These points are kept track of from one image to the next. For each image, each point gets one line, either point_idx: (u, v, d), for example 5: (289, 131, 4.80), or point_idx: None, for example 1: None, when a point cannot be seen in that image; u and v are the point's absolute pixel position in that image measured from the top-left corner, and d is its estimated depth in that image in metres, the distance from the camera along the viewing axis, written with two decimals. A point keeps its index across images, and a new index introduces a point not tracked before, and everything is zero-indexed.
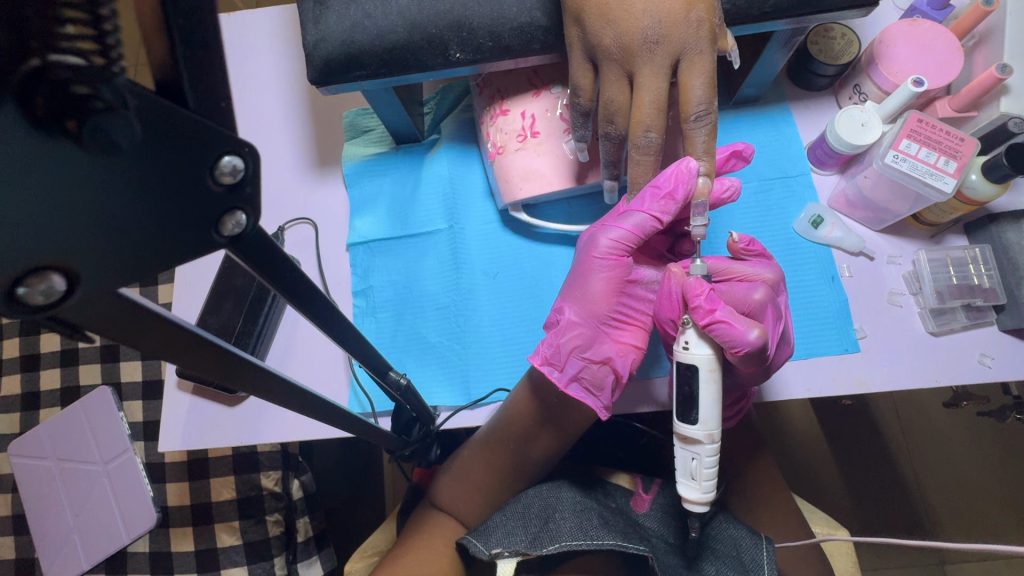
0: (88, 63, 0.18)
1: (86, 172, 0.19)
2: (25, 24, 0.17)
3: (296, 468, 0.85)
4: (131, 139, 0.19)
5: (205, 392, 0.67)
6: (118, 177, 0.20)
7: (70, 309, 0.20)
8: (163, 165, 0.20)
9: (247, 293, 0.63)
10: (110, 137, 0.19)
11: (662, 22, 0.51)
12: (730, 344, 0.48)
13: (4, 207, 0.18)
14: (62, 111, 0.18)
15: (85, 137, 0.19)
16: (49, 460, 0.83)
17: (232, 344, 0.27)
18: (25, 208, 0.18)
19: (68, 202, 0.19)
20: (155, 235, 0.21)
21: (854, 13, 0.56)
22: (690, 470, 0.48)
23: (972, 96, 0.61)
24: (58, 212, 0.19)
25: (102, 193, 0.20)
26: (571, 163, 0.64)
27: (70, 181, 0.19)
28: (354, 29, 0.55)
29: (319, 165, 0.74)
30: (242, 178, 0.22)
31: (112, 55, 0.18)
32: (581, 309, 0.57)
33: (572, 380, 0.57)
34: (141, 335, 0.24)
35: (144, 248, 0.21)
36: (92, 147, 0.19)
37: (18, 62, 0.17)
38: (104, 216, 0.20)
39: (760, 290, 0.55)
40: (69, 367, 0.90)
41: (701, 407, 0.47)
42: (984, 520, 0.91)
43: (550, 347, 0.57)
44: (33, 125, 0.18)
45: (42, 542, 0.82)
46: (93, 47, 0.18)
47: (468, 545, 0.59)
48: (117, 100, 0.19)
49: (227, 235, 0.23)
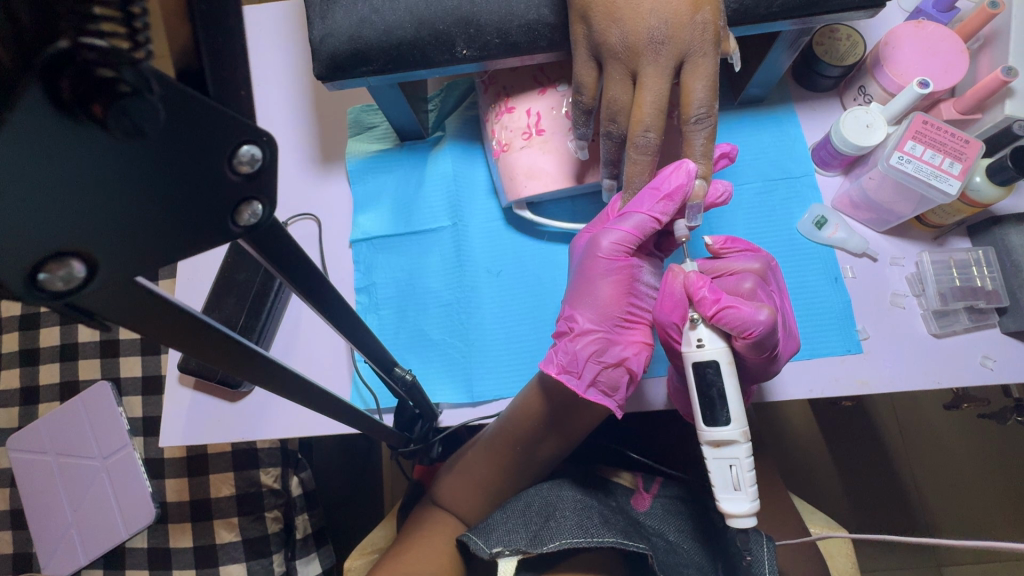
0: (112, 46, 0.17)
1: (111, 160, 0.19)
2: (56, 6, 0.16)
3: (295, 465, 0.85)
4: (156, 127, 0.19)
5: (206, 387, 0.67)
6: (140, 163, 0.20)
7: (86, 298, 0.20)
8: (185, 153, 0.20)
9: (250, 289, 0.63)
10: (134, 120, 0.19)
11: (669, 22, 0.51)
12: (738, 333, 0.48)
13: (23, 189, 0.18)
14: (89, 95, 0.18)
15: (110, 122, 0.18)
16: (47, 454, 0.83)
17: (242, 336, 0.27)
18: (45, 193, 0.18)
19: (88, 187, 0.19)
20: (173, 224, 0.21)
21: (861, 15, 0.56)
22: (732, 480, 0.47)
23: (976, 99, 0.61)
24: (81, 198, 0.19)
25: (121, 178, 0.20)
26: (575, 161, 0.64)
27: (92, 169, 0.19)
28: (361, 24, 0.55)
29: (323, 161, 0.74)
30: (260, 167, 0.22)
31: (138, 38, 0.18)
32: (594, 314, 0.58)
33: (590, 385, 0.56)
34: (151, 323, 0.23)
35: (160, 236, 0.21)
36: (117, 131, 0.19)
37: (44, 45, 0.17)
38: (123, 203, 0.20)
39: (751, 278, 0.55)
40: (69, 361, 0.89)
41: (730, 404, 0.46)
42: (982, 522, 0.91)
43: (565, 355, 0.57)
44: (59, 109, 0.18)
45: (39, 537, 0.82)
46: (120, 30, 0.17)
47: (468, 542, 0.58)
48: (140, 84, 0.18)
49: (243, 225, 0.23)
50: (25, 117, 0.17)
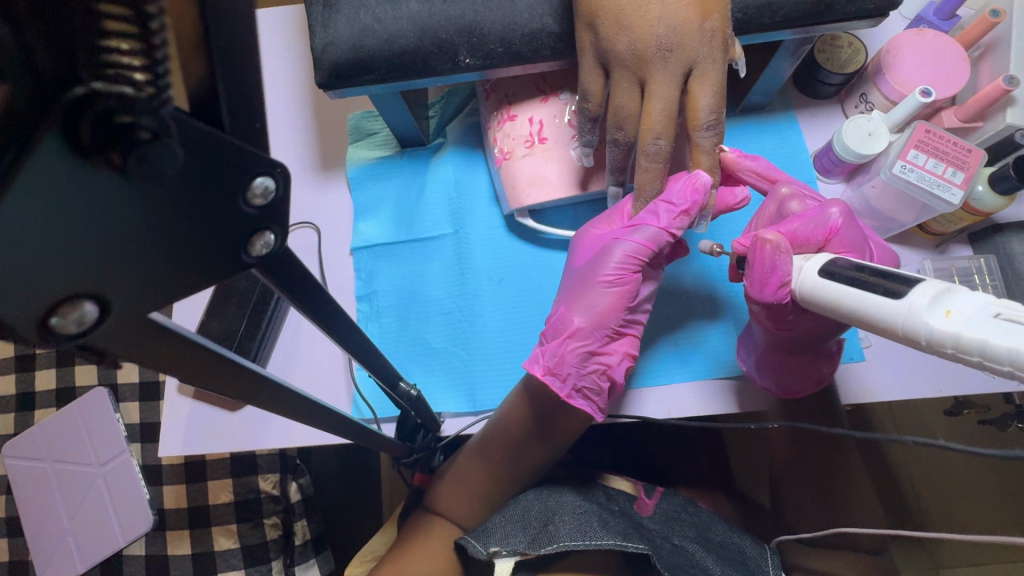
0: (135, 93, 0.17)
1: (126, 200, 0.19)
2: (76, 52, 0.16)
3: (293, 471, 0.84)
4: (175, 169, 0.19)
5: (206, 396, 0.66)
6: (158, 202, 0.20)
7: (100, 338, 0.21)
8: (201, 189, 0.21)
9: (250, 297, 0.63)
10: (154, 165, 0.18)
11: (676, 31, 0.51)
12: (784, 290, 0.45)
13: (44, 233, 0.18)
14: (110, 141, 0.17)
15: (130, 168, 0.18)
16: (44, 461, 0.82)
17: (237, 354, 0.28)
18: (63, 235, 0.19)
19: (106, 229, 0.19)
20: (190, 256, 0.22)
21: (863, 24, 0.56)
22: None
23: (978, 107, 0.61)
24: (100, 238, 0.20)
25: (136, 220, 0.20)
26: (578, 169, 0.64)
27: (108, 210, 0.19)
28: (363, 33, 0.55)
29: (323, 168, 0.73)
30: (272, 198, 0.23)
31: (161, 81, 0.17)
32: (589, 319, 0.57)
33: (572, 391, 0.56)
34: (158, 355, 0.24)
35: (178, 269, 0.22)
36: (137, 176, 0.19)
37: (64, 91, 0.17)
38: (141, 243, 0.20)
39: (834, 207, 0.47)
40: (65, 367, 0.88)
41: None
42: (979, 526, 0.91)
43: (553, 358, 0.56)
44: (76, 152, 0.18)
45: (34, 544, 0.81)
46: (142, 72, 0.17)
47: (467, 545, 0.58)
48: (160, 128, 0.18)
49: (256, 255, 0.24)
50: (43, 164, 0.17)
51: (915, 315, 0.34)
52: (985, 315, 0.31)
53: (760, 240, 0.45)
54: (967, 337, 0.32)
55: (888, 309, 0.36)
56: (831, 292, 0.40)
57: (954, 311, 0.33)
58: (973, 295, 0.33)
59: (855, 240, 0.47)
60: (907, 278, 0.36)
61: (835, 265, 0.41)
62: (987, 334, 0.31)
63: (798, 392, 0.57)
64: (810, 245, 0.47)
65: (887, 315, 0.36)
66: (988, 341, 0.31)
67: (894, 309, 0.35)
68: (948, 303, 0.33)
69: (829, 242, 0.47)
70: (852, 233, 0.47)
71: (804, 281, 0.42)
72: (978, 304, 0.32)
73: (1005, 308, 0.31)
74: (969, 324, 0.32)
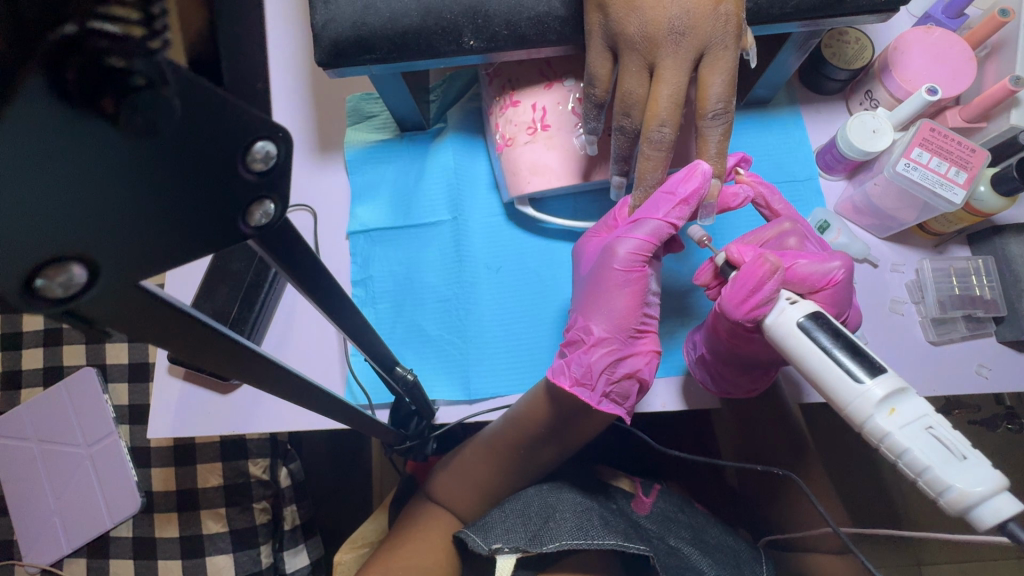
0: (127, 34, 0.18)
1: (115, 155, 0.19)
2: None
3: (284, 456, 0.83)
4: (169, 122, 0.20)
5: (197, 378, 0.65)
6: (149, 158, 0.20)
7: (87, 306, 0.20)
8: (197, 148, 0.20)
9: (244, 279, 0.62)
10: (145, 116, 0.19)
11: (690, 13, 0.50)
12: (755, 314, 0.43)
13: (29, 189, 0.18)
14: (99, 91, 0.18)
15: (121, 118, 0.19)
16: (30, 441, 0.81)
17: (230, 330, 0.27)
18: (51, 191, 0.19)
19: (100, 186, 0.19)
20: (178, 221, 0.21)
21: (873, 18, 0.55)
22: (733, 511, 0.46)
23: (982, 107, 0.60)
24: (91, 198, 0.19)
25: (127, 178, 0.20)
26: (580, 157, 0.63)
27: (96, 165, 0.19)
28: (366, 10, 0.53)
29: (321, 149, 0.72)
30: (274, 164, 0.22)
31: (155, 27, 0.18)
32: (609, 324, 0.56)
33: (602, 397, 0.56)
34: (145, 326, 0.23)
35: (170, 235, 0.21)
36: (126, 128, 0.19)
37: (46, 32, 0.17)
38: (131, 202, 0.20)
39: (838, 260, 0.46)
40: (53, 348, 0.87)
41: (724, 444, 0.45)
42: (960, 523, 0.92)
43: (580, 368, 0.56)
44: (66, 104, 0.18)
45: (20, 525, 0.80)
46: (134, 16, 0.18)
47: (468, 539, 0.58)
48: (153, 77, 0.19)
49: (254, 225, 0.23)
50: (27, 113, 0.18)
51: (863, 403, 0.37)
52: (919, 425, 0.35)
53: (761, 258, 0.43)
54: (896, 439, 0.35)
55: (844, 388, 0.38)
56: (801, 348, 0.40)
57: (897, 411, 0.36)
58: (916, 401, 0.36)
59: (841, 298, 0.47)
60: (874, 363, 0.38)
61: (820, 319, 0.41)
62: (913, 445, 0.35)
63: (730, 395, 0.59)
64: (804, 284, 0.46)
65: (840, 391, 0.38)
66: (904, 451, 0.35)
67: (850, 391, 0.37)
68: (894, 403, 0.36)
69: (820, 290, 0.46)
70: (843, 291, 0.47)
71: (781, 323, 0.42)
72: (918, 411, 0.36)
73: (936, 423, 0.35)
74: (902, 429, 0.35)
